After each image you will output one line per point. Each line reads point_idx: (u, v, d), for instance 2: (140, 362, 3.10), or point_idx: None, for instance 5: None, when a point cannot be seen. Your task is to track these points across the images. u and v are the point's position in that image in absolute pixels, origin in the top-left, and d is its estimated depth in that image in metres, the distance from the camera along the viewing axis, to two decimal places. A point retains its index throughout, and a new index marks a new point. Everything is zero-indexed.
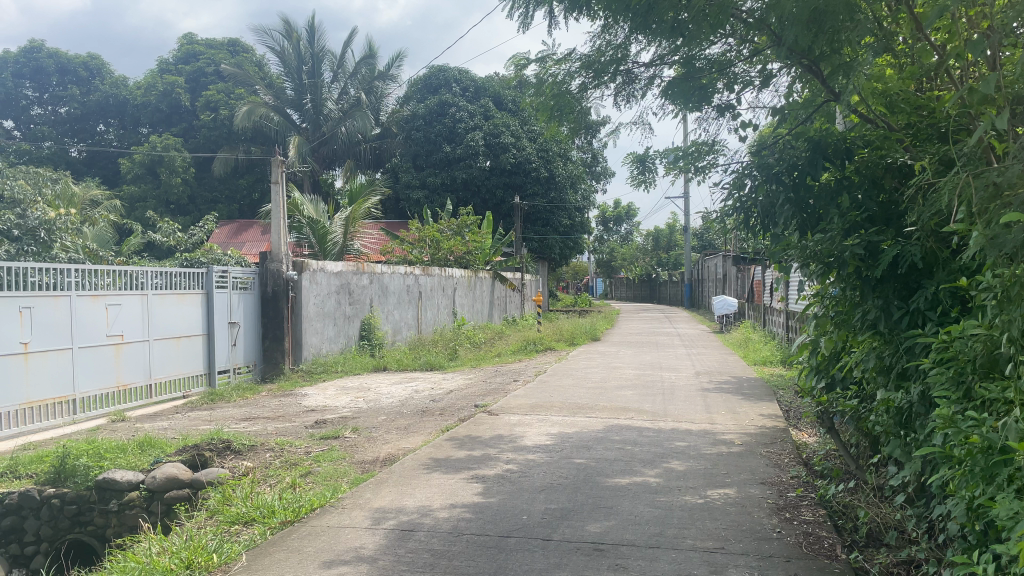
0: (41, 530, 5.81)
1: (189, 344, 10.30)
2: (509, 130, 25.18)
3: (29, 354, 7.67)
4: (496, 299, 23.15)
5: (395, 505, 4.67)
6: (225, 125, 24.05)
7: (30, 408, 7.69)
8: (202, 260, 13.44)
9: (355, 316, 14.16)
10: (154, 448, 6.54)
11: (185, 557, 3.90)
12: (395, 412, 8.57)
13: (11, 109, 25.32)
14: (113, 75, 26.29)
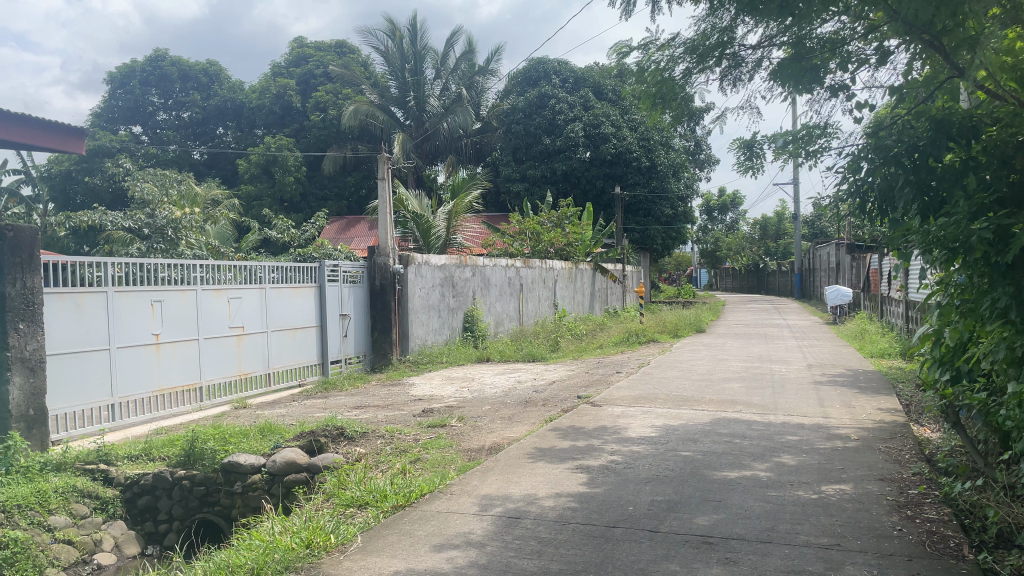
0: (173, 510, 6.21)
1: (304, 335, 10.77)
2: (609, 120, 24.95)
3: (160, 345, 8.21)
4: (597, 291, 23.06)
5: (501, 493, 4.75)
6: (334, 124, 24.88)
7: (161, 395, 8.23)
8: (314, 255, 13.99)
9: (458, 308, 14.42)
10: (273, 434, 6.89)
11: (306, 537, 4.09)
12: (499, 402, 8.70)
13: (139, 116, 26.99)
14: (230, 81, 27.64)
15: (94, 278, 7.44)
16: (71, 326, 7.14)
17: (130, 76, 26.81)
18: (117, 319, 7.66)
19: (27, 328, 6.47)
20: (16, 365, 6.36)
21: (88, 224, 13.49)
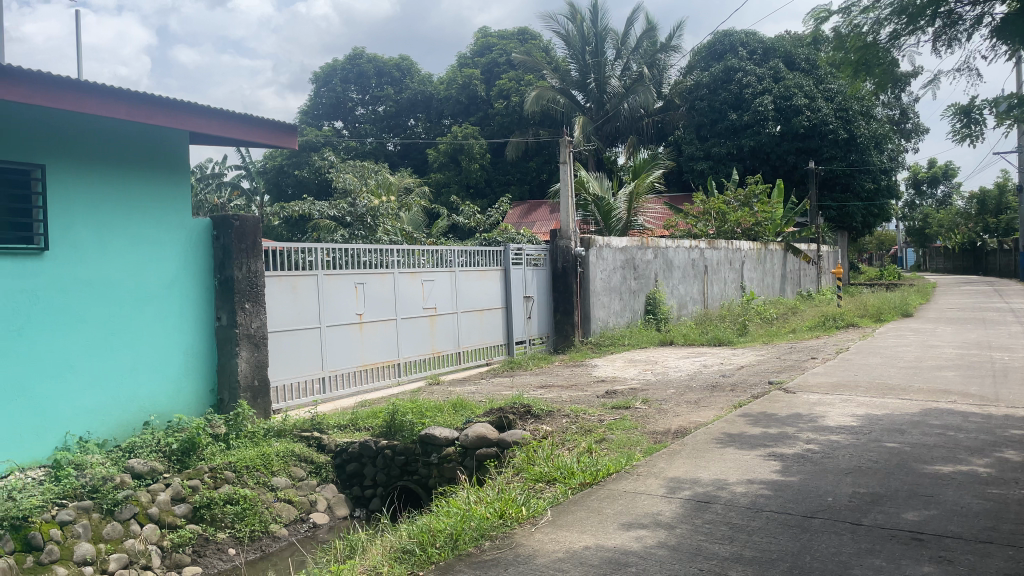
0: (377, 476, 6.67)
1: (491, 316, 11.17)
2: (802, 90, 23.59)
3: (363, 324, 8.84)
4: (789, 273, 21.95)
5: (690, 476, 4.70)
6: (516, 111, 25.34)
7: (364, 370, 8.88)
8: (498, 239, 14.42)
9: (640, 290, 14.31)
10: (465, 409, 7.23)
11: (499, 508, 4.27)
12: (685, 386, 8.57)
13: (341, 112, 29.02)
14: (420, 74, 28.97)
15: (306, 262, 8.13)
16: (288, 305, 7.85)
17: (332, 75, 28.89)
18: (326, 300, 8.33)
19: (252, 308, 7.21)
20: (244, 340, 7.11)
21: (298, 214, 14.71)
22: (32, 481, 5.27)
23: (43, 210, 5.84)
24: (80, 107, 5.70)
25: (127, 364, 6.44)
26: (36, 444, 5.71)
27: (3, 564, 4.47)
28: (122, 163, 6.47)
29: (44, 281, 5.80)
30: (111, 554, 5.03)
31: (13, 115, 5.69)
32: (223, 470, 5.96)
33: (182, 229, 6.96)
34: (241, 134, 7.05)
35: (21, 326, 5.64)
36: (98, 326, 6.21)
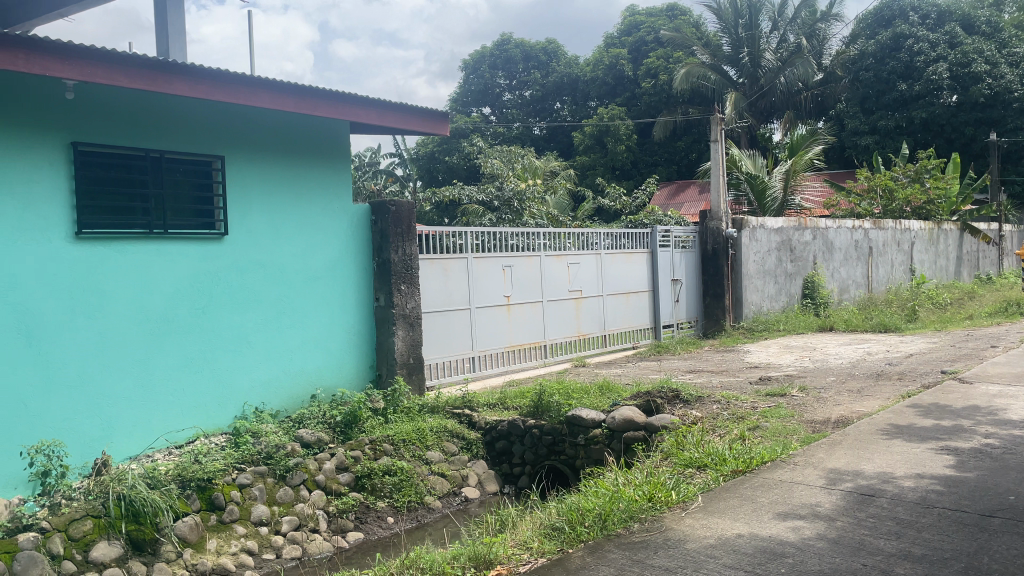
0: (525, 454, 6.78)
1: (638, 299, 11.07)
2: (983, 56, 21.53)
3: (510, 306, 9.01)
4: (965, 254, 20.23)
5: (851, 468, 4.47)
6: (664, 90, 24.71)
7: (512, 351, 9.06)
8: (645, 221, 14.19)
9: (797, 273, 13.69)
10: (612, 392, 7.23)
11: (647, 491, 4.25)
12: (846, 373, 8.14)
13: (489, 98, 29.46)
14: (566, 57, 28.87)
15: (457, 245, 8.35)
16: (440, 287, 8.12)
17: (481, 62, 29.39)
18: (475, 282, 8.55)
19: (407, 289, 7.52)
20: (400, 320, 7.43)
21: (448, 199, 15.09)
22: (215, 447, 5.78)
23: (222, 198, 6.34)
24: (252, 101, 6.13)
25: (296, 341, 6.91)
26: (219, 413, 6.27)
27: (190, 521, 5.00)
28: (290, 153, 6.91)
29: (223, 263, 6.33)
30: (283, 516, 5.47)
31: (195, 111, 6.21)
32: (382, 442, 6.28)
33: (343, 214, 7.35)
34: (395, 123, 7.34)
35: (205, 305, 6.19)
36: (271, 305, 6.69)
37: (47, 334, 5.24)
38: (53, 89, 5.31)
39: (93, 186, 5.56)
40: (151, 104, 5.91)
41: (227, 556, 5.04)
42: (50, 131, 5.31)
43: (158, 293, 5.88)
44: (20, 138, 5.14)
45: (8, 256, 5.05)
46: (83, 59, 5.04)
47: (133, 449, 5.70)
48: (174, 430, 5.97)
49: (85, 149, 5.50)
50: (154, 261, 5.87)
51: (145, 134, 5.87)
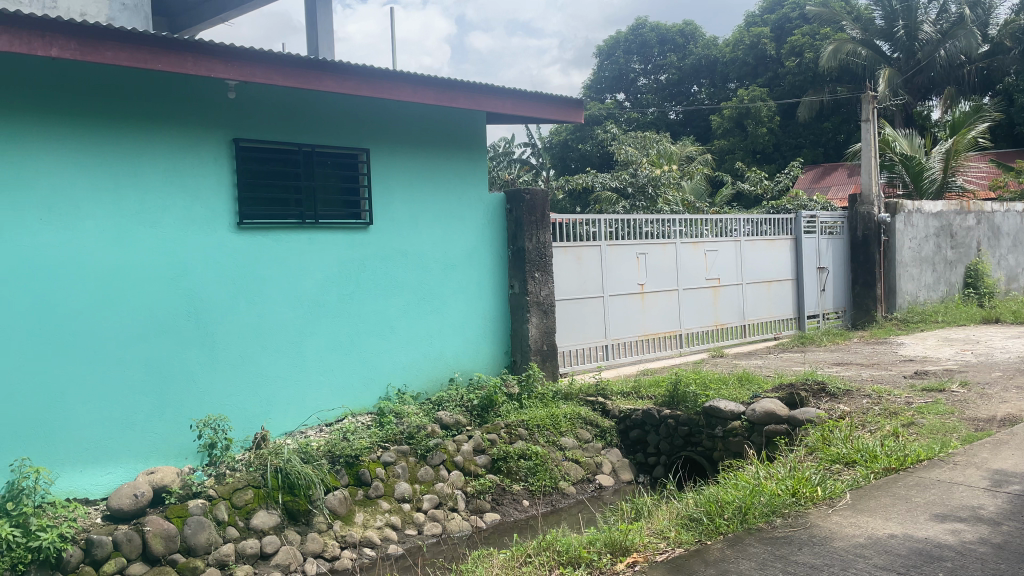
0: (660, 445, 6.70)
1: (779, 288, 10.66)
2: None
3: (645, 294, 8.90)
4: None
5: (1020, 470, 4.13)
6: (810, 68, 23.44)
7: (647, 339, 8.96)
8: (787, 207, 13.60)
9: (958, 261, 12.76)
10: (751, 383, 7.01)
11: (791, 485, 4.09)
12: (1015, 369, 7.52)
13: (624, 83, 29.03)
14: (704, 37, 27.95)
15: (590, 233, 8.34)
16: (573, 274, 8.14)
17: (615, 47, 29.02)
18: (610, 270, 8.50)
19: (541, 276, 7.60)
20: (533, 307, 7.53)
21: (582, 186, 15.03)
22: (362, 425, 6.08)
23: (367, 188, 6.63)
24: (395, 95, 6.35)
25: (436, 326, 7.13)
26: (364, 393, 6.59)
27: (339, 495, 5.31)
28: (429, 144, 7.12)
29: (368, 251, 6.62)
30: (424, 494, 5.69)
31: (343, 106, 6.51)
32: (517, 427, 6.39)
33: (480, 203, 7.51)
34: (531, 111, 7.40)
35: (352, 291, 6.50)
36: (412, 291, 6.94)
37: (212, 316, 5.67)
38: (217, 89, 5.72)
39: (252, 180, 5.96)
40: (303, 101, 6.26)
41: (373, 530, 5.32)
42: (215, 129, 5.73)
43: (309, 279, 6.23)
44: (188, 136, 5.58)
45: (179, 244, 5.51)
46: (243, 61, 5.39)
47: (288, 425, 6.10)
48: (325, 409, 6.32)
49: (245, 145, 5.89)
50: (306, 250, 6.22)
51: (298, 130, 6.22)
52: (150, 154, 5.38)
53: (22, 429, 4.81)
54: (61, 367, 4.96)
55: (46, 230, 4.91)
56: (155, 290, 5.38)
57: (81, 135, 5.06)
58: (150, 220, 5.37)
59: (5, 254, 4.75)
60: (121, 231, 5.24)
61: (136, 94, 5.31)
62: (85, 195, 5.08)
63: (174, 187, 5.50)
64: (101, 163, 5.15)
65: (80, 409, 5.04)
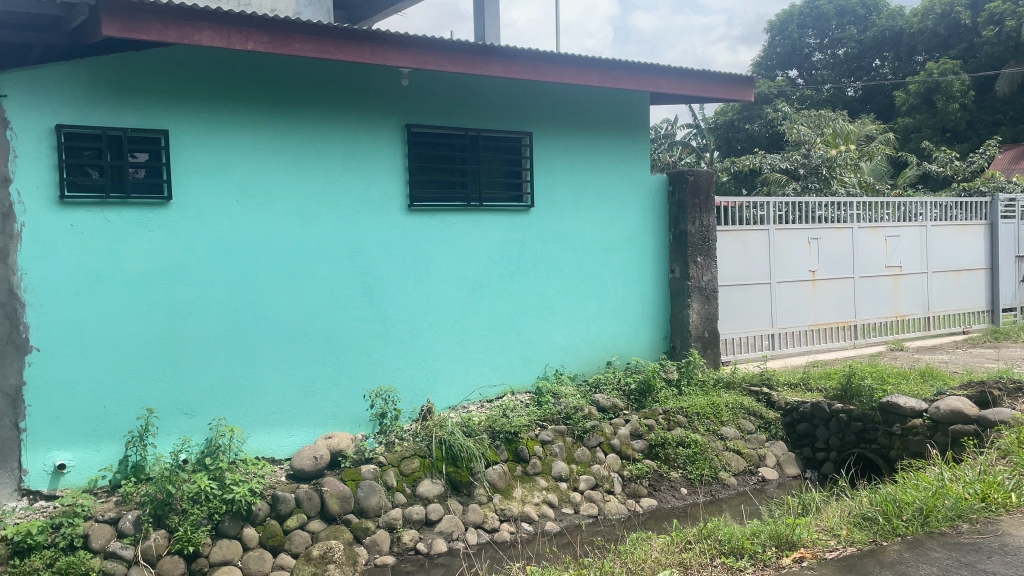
0: (830, 440, 6.34)
1: (970, 278, 9.80)
2: None
3: (816, 281, 8.46)
4: None
5: None
6: (1012, 37, 20.97)
7: (817, 329, 8.52)
8: (981, 189, 12.43)
9: None
10: (935, 379, 6.51)
11: (981, 489, 3.78)
12: None
13: (797, 59, 27.43)
14: (888, 7, 25.96)
15: (757, 217, 8.04)
16: (739, 259, 7.88)
17: (788, 21, 27.56)
18: (778, 255, 8.15)
19: (704, 261, 7.41)
20: (695, 293, 7.36)
21: (749, 168, 14.51)
22: (521, 403, 6.21)
23: (530, 171, 6.72)
24: (560, 77, 6.37)
25: (595, 309, 7.14)
26: (524, 372, 6.73)
27: (499, 469, 5.46)
28: (592, 126, 7.10)
29: (530, 233, 6.73)
30: (581, 474, 5.75)
31: (508, 90, 6.62)
32: (675, 414, 6.29)
33: (641, 186, 7.42)
34: (697, 91, 7.20)
35: (513, 272, 6.64)
36: (571, 274, 6.98)
37: (384, 293, 5.98)
38: (391, 77, 5.99)
39: (422, 163, 6.20)
40: (470, 87, 6.42)
41: (531, 505, 5.44)
42: (389, 116, 6.01)
43: (473, 260, 6.42)
44: (365, 122, 5.88)
45: (356, 225, 5.84)
46: (416, 49, 5.60)
47: (452, 399, 6.34)
48: (486, 385, 6.51)
49: (416, 130, 6.13)
50: (471, 231, 6.41)
51: (465, 115, 6.40)
52: (331, 140, 5.73)
53: (219, 391, 5.30)
54: (252, 335, 5.42)
55: (241, 210, 5.36)
56: (333, 268, 5.74)
57: (271, 122, 5.47)
58: (331, 201, 5.73)
59: (207, 232, 5.23)
60: (305, 211, 5.62)
61: (320, 83, 5.66)
62: (274, 177, 5.49)
63: (352, 170, 5.83)
64: (289, 148, 5.55)
65: (268, 375, 5.48)
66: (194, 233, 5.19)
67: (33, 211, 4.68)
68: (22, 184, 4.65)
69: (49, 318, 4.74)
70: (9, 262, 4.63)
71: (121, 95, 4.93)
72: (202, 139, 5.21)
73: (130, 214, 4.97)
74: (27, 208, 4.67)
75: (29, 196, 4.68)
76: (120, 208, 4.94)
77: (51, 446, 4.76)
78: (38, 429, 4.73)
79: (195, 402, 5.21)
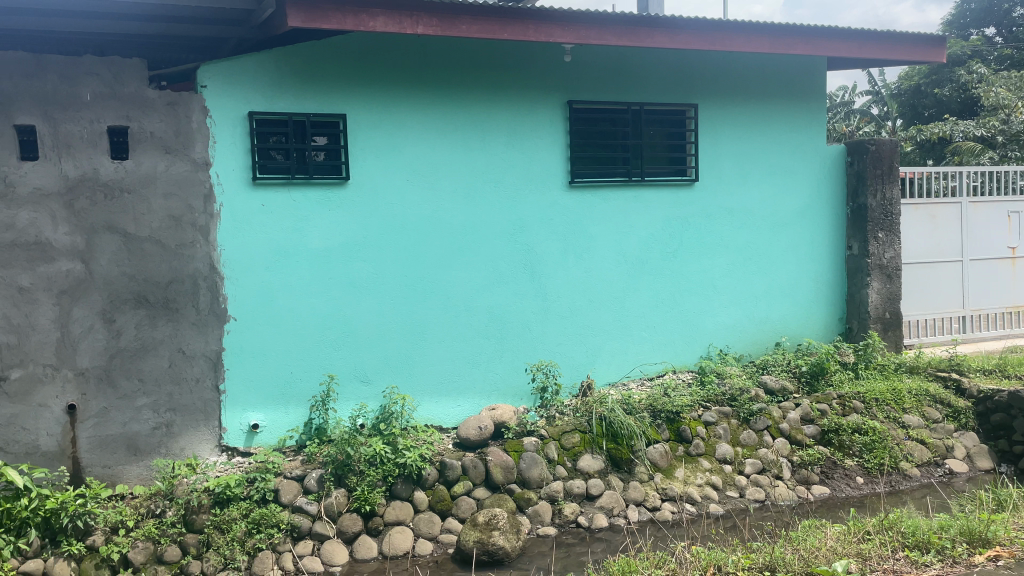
0: None
1: None
2: None
3: (1017, 259, 7.69)
4: None
5: None
6: None
7: (1017, 312, 7.75)
8: None
9: None
10: None
11: None
12: None
13: None
14: None
15: (948, 188, 7.41)
16: (926, 235, 7.29)
17: None
18: (972, 231, 7.46)
19: (886, 237, 6.94)
20: (875, 271, 6.92)
21: (937, 137, 13.39)
22: (683, 382, 6.11)
23: (695, 145, 6.53)
24: (727, 46, 6.10)
25: (762, 287, 6.86)
26: (686, 351, 6.59)
27: (661, 448, 5.41)
28: (761, 96, 6.78)
29: (694, 209, 6.55)
30: (746, 458, 5.57)
31: (672, 62, 6.45)
32: (851, 399, 5.97)
33: (815, 157, 7.02)
34: (880, 53, 6.69)
35: (676, 249, 6.50)
36: (738, 251, 6.74)
37: (545, 270, 6.05)
38: (555, 54, 6.00)
39: (583, 139, 6.19)
40: (632, 60, 6.32)
41: (694, 487, 5.34)
42: (552, 92, 6.02)
43: (635, 236, 6.35)
44: (529, 100, 5.94)
45: (519, 203, 5.93)
46: (579, 24, 5.55)
47: (612, 376, 6.33)
48: (647, 363, 6.45)
49: (578, 106, 6.12)
50: (633, 206, 6.33)
51: (628, 89, 6.31)
52: (496, 119, 5.83)
53: (391, 360, 5.59)
54: (421, 308, 5.66)
55: (411, 188, 5.58)
56: (497, 244, 5.87)
57: (439, 103, 5.64)
58: (495, 179, 5.84)
59: (380, 210, 5.50)
60: (471, 189, 5.77)
61: (485, 63, 5.77)
62: (442, 156, 5.67)
63: (515, 148, 5.91)
64: (456, 127, 5.70)
65: (436, 347, 5.71)
66: (369, 211, 5.46)
67: (231, 191, 5.11)
68: (220, 167, 5.08)
69: (243, 291, 5.17)
70: (210, 239, 5.08)
71: (305, 81, 5.26)
72: (375, 121, 5.46)
73: (313, 193, 5.31)
74: (225, 188, 5.10)
75: (227, 178, 5.10)
76: (304, 188, 5.28)
77: (245, 407, 5.21)
78: (235, 391, 5.18)
79: (370, 371, 5.53)
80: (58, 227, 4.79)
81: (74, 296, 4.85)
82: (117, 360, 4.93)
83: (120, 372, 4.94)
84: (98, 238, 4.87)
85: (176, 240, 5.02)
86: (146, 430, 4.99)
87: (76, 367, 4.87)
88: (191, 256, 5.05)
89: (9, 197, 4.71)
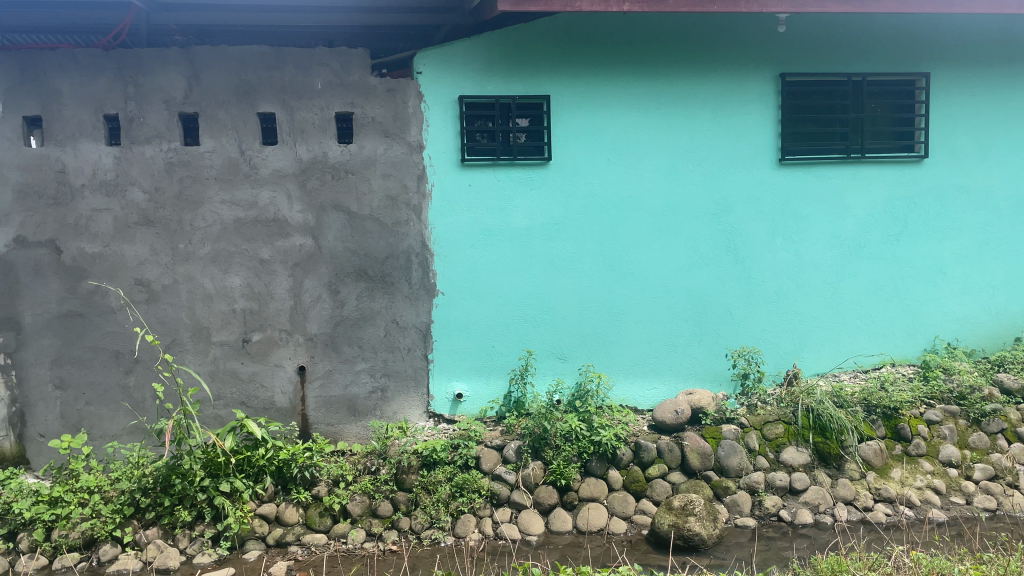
0: None
1: None
2: None
3: None
4: None
5: None
6: None
7: None
8: None
9: None
10: None
11: None
12: None
13: None
14: None
15: None
16: None
17: None
18: None
19: None
20: None
21: None
22: (903, 377, 5.66)
23: (925, 118, 5.98)
24: (970, 8, 5.47)
25: (1001, 276, 6.16)
26: (908, 343, 6.08)
27: (875, 446, 5.05)
28: (1006, 61, 6.06)
29: (921, 189, 6.00)
30: (976, 463, 5.09)
31: (900, 27, 5.92)
32: None
33: None
34: None
35: (898, 232, 6.00)
36: (973, 236, 6.10)
37: (751, 253, 5.81)
38: (768, 24, 5.70)
39: (796, 114, 5.87)
40: (854, 28, 5.87)
41: (912, 489, 4.95)
42: (764, 64, 5.74)
43: (851, 218, 5.94)
44: (737, 73, 5.70)
45: (722, 182, 5.73)
46: None
47: (821, 366, 5.99)
48: (862, 354, 6.03)
49: (791, 79, 5.79)
50: (848, 186, 5.92)
51: (846, 57, 5.88)
52: (702, 94, 5.67)
53: (589, 338, 5.64)
54: (619, 289, 5.66)
55: (612, 168, 5.58)
56: (699, 225, 5.73)
57: (643, 80, 5.57)
58: (698, 157, 5.69)
59: (581, 190, 5.55)
60: (673, 168, 5.66)
61: (692, 37, 5.61)
62: (644, 136, 5.61)
63: (721, 125, 5.71)
64: (659, 105, 5.61)
65: (633, 328, 5.69)
66: (569, 191, 5.53)
67: (441, 172, 5.38)
68: (432, 149, 5.36)
69: (451, 267, 5.44)
70: (422, 217, 5.38)
71: (513, 64, 5.40)
72: (579, 101, 5.50)
73: (517, 173, 5.46)
74: (436, 169, 5.37)
75: (439, 160, 5.38)
76: (508, 168, 5.45)
77: (451, 377, 5.49)
78: (442, 361, 5.47)
79: (567, 348, 5.62)
80: (293, 205, 5.28)
81: (305, 269, 5.33)
82: (340, 327, 5.37)
83: (343, 338, 5.38)
84: (327, 216, 5.32)
85: (392, 218, 5.36)
86: (364, 394, 5.41)
87: (306, 333, 5.36)
88: (405, 233, 5.38)
89: (253, 177, 5.25)
